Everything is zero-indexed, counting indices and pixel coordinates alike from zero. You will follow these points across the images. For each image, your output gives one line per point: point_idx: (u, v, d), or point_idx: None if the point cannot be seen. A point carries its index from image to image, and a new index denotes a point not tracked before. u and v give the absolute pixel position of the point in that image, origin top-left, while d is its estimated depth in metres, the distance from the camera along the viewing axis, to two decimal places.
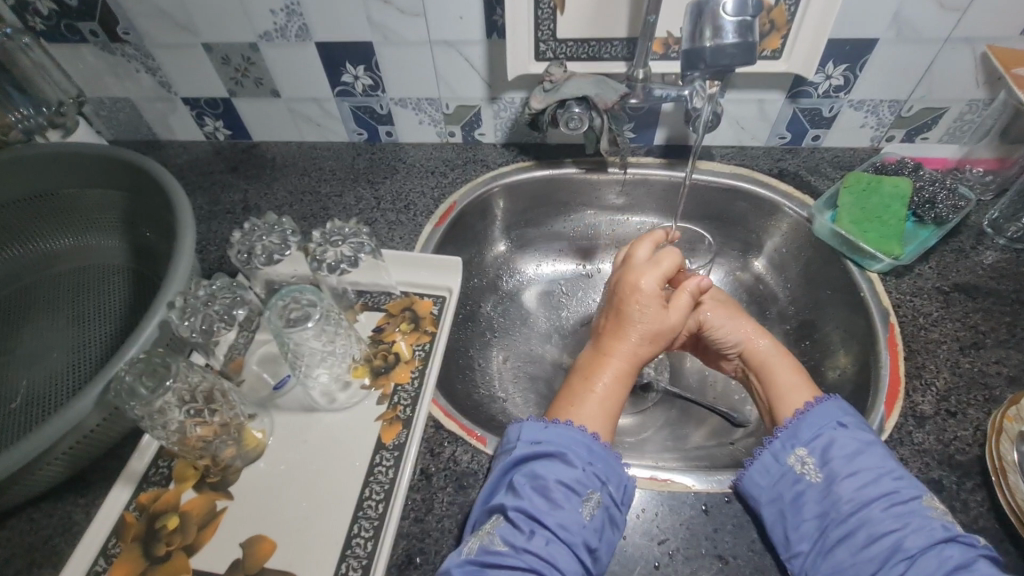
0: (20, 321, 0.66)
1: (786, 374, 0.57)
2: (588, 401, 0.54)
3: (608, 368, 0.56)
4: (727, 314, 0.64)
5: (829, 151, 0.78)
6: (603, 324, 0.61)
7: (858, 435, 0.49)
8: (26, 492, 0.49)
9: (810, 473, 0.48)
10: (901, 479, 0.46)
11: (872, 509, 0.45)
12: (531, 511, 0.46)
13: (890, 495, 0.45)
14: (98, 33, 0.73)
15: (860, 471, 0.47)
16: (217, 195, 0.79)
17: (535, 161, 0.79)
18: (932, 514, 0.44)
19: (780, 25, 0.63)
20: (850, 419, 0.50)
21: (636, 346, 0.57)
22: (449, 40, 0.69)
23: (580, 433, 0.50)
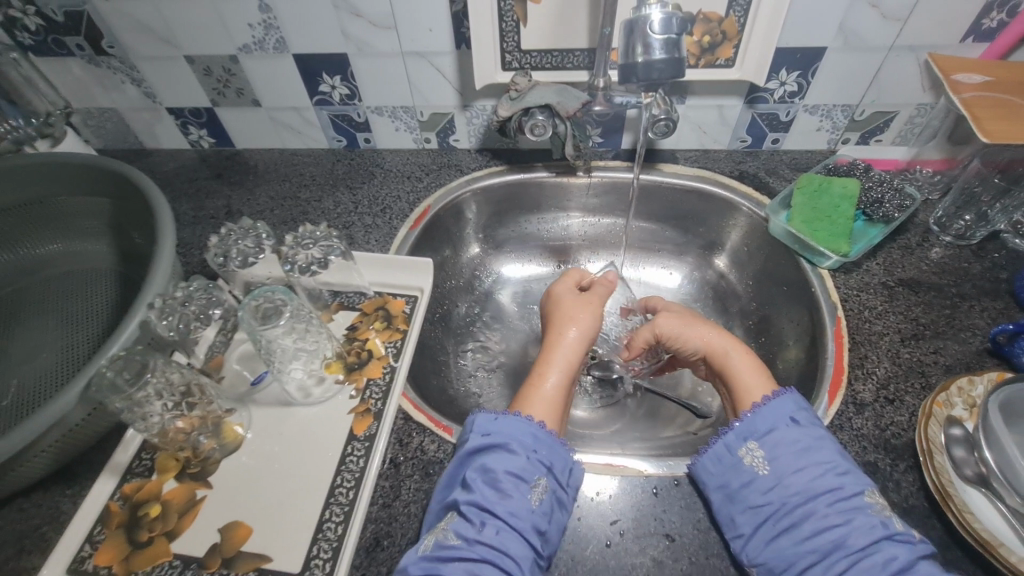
0: (12, 322, 0.69)
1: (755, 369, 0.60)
2: (535, 396, 0.58)
3: (556, 356, 0.63)
4: (686, 321, 0.67)
5: (788, 153, 0.82)
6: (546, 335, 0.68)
7: (804, 429, 0.52)
8: (18, 481, 0.52)
9: (759, 466, 0.51)
10: (845, 476, 0.49)
11: (817, 504, 0.48)
12: (482, 503, 0.48)
13: (834, 491, 0.48)
14: (84, 47, 0.76)
15: (803, 463, 0.50)
16: (202, 200, 0.83)
17: (506, 165, 0.83)
18: (873, 510, 0.47)
19: (731, 35, 0.66)
20: (806, 420, 0.53)
21: (578, 334, 0.65)
22: (421, 51, 0.72)
23: (527, 422, 0.54)
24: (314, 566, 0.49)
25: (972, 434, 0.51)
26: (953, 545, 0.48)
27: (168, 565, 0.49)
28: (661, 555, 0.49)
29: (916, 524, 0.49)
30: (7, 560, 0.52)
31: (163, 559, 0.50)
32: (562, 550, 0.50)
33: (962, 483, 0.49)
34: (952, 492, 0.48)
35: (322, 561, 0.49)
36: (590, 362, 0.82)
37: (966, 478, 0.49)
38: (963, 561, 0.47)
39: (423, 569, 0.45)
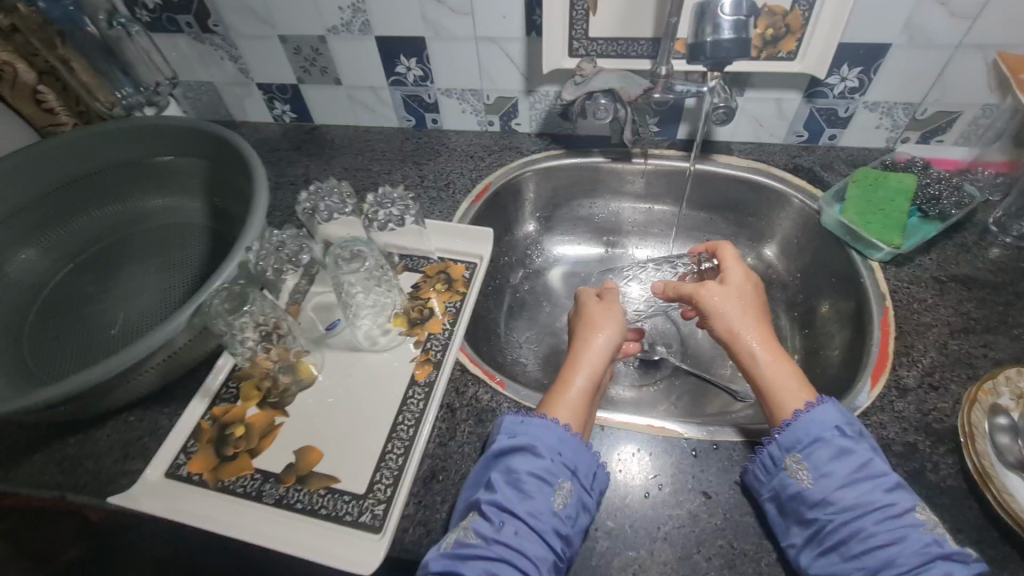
0: (117, 264, 0.77)
1: (795, 372, 0.56)
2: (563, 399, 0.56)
3: (587, 359, 0.60)
4: (729, 300, 0.62)
5: (844, 150, 0.83)
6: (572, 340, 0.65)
7: (851, 439, 0.50)
8: (129, 393, 0.60)
9: (803, 478, 0.49)
10: (897, 490, 0.47)
11: (867, 521, 0.46)
12: (503, 503, 0.49)
13: (884, 508, 0.46)
14: (193, 25, 0.84)
15: (852, 476, 0.48)
16: (283, 169, 0.91)
17: (565, 150, 0.87)
18: (926, 528, 0.45)
19: (795, 29, 0.68)
20: (855, 428, 0.51)
21: (609, 340, 0.62)
22: (493, 37, 0.77)
23: (555, 426, 0.53)
24: (376, 489, 0.54)
25: (1018, 424, 0.52)
26: (990, 526, 0.49)
27: (250, 478, 0.56)
28: (696, 509, 0.53)
29: (953, 503, 0.51)
30: (115, 462, 0.59)
31: (246, 473, 0.57)
32: (602, 497, 0.54)
33: (1002, 468, 0.51)
34: (992, 474, 0.49)
35: (384, 486, 0.54)
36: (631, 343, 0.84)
37: (1009, 463, 0.50)
38: (1000, 542, 0.48)
39: (442, 567, 0.46)
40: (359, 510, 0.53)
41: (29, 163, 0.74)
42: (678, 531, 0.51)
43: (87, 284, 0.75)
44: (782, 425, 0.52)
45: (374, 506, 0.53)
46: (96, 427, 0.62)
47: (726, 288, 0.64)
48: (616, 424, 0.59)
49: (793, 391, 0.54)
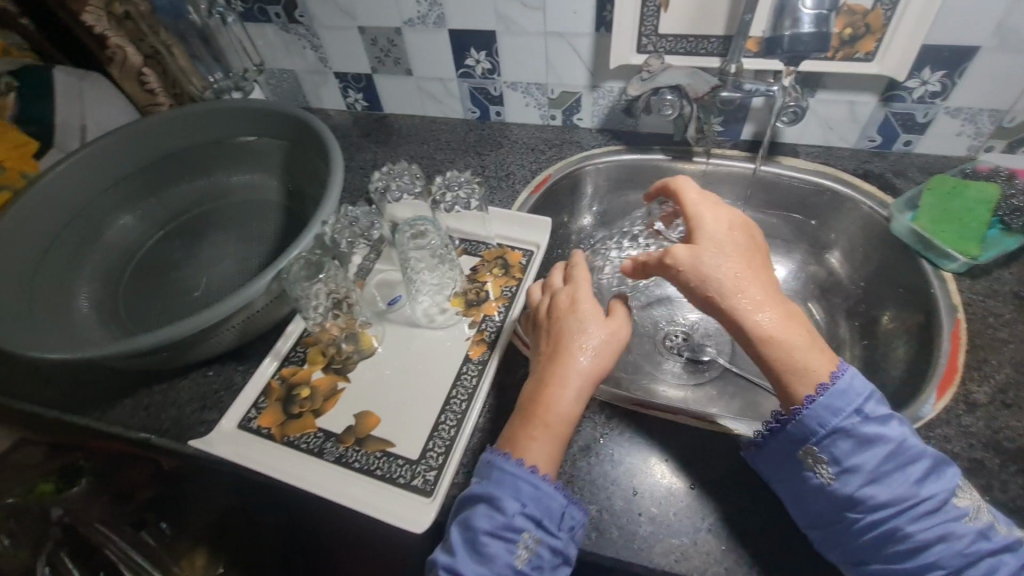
0: (202, 233, 0.84)
1: (803, 341, 0.50)
2: (539, 432, 0.52)
3: (564, 389, 0.53)
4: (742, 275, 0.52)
5: (919, 157, 0.80)
6: (543, 350, 0.57)
7: (873, 428, 0.47)
8: (210, 349, 0.65)
9: (823, 473, 0.48)
10: (930, 478, 0.46)
11: (899, 520, 0.45)
12: (462, 568, 0.47)
13: (918, 504, 0.45)
14: (281, 15, 0.90)
15: (882, 473, 0.46)
16: (353, 154, 0.96)
17: (625, 146, 0.88)
18: (965, 519, 0.45)
19: (875, 28, 0.67)
20: (875, 411, 0.48)
21: (590, 360, 0.54)
22: (562, 32, 0.79)
23: (522, 470, 0.50)
24: (429, 456, 0.57)
25: None
26: None
27: (313, 435, 0.60)
28: (743, 504, 0.52)
29: None
30: (193, 411, 0.65)
31: (309, 430, 0.61)
32: (648, 484, 0.54)
33: None
34: None
35: (436, 453, 0.57)
36: (680, 342, 0.84)
37: None
38: None
39: None
40: (411, 473, 0.56)
41: (130, 137, 0.81)
42: (723, 524, 0.51)
43: (176, 250, 0.82)
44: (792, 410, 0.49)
45: (426, 472, 0.56)
46: (179, 378, 0.68)
47: (709, 250, 0.54)
48: (666, 414, 0.59)
49: (802, 371, 0.49)
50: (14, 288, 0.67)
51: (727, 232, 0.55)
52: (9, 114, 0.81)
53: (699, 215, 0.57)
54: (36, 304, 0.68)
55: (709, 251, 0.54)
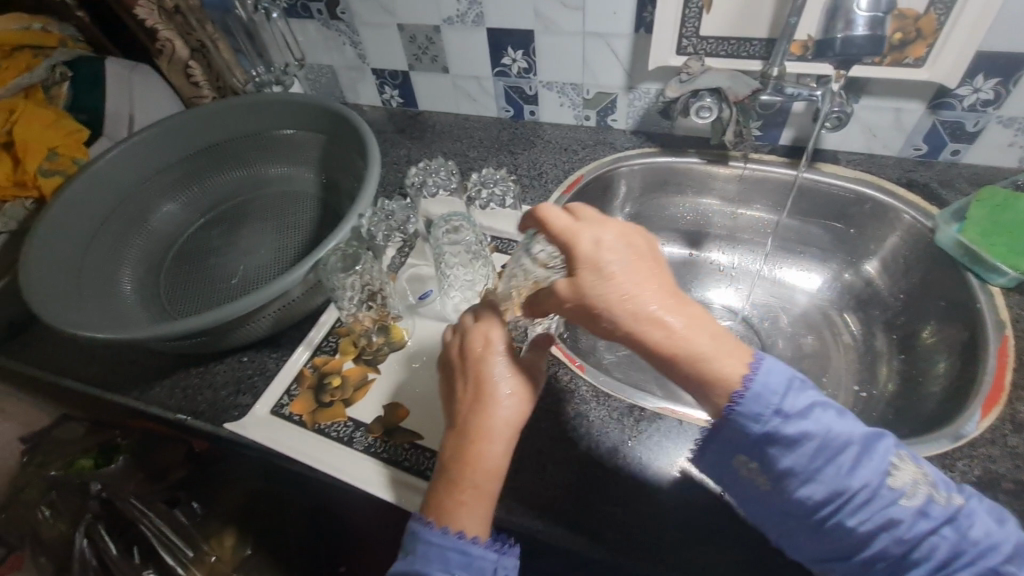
0: (240, 223, 0.86)
1: (714, 342, 0.40)
2: (470, 496, 0.46)
3: (491, 448, 0.46)
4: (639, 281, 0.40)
5: (967, 168, 0.77)
6: (459, 399, 0.49)
7: (796, 425, 0.39)
8: (246, 335, 0.67)
9: (760, 477, 0.42)
10: (865, 461, 0.40)
11: (840, 516, 0.40)
12: None
13: (859, 498, 0.39)
14: (323, 12, 0.92)
15: (812, 470, 0.40)
16: (387, 149, 0.97)
17: (659, 148, 0.87)
18: (905, 501, 0.40)
19: (927, 34, 0.65)
20: (795, 406, 0.40)
21: (512, 413, 0.47)
22: (601, 32, 0.79)
23: (450, 540, 0.45)
24: None
25: None
26: None
27: (343, 424, 0.61)
28: None
29: None
30: (228, 395, 0.66)
31: (340, 419, 0.62)
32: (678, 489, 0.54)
33: None
34: None
35: None
36: None
37: None
38: None
39: None
40: None
41: (174, 126, 0.83)
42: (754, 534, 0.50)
43: (215, 238, 0.85)
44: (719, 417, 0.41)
45: None
46: (215, 363, 0.70)
47: (586, 275, 0.41)
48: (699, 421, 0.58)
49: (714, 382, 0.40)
50: (64, 270, 0.70)
51: (599, 245, 0.42)
52: (63, 103, 0.85)
53: (568, 226, 0.43)
54: (83, 286, 0.71)
55: (587, 280, 0.41)
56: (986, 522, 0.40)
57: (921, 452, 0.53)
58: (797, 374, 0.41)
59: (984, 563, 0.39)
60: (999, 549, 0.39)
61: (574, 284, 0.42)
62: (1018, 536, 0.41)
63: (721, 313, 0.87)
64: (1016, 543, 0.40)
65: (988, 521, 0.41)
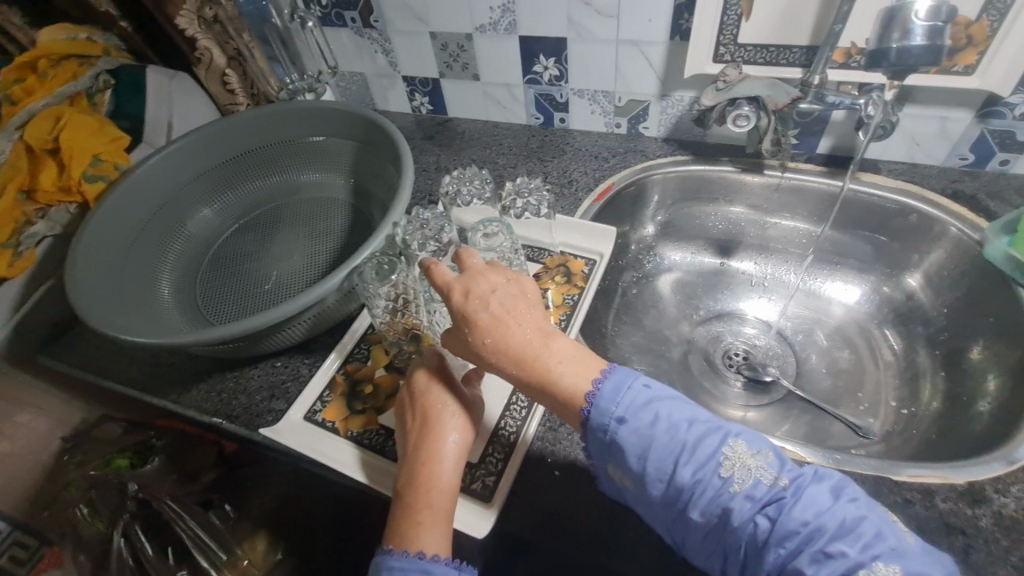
0: (274, 229, 0.87)
1: (562, 366, 0.48)
2: (426, 517, 0.49)
3: (441, 465, 0.51)
4: (508, 317, 0.49)
5: (1017, 178, 0.75)
6: (409, 427, 0.55)
7: (631, 428, 0.46)
8: (281, 341, 0.68)
9: (626, 483, 0.48)
10: (693, 455, 0.45)
11: (689, 513, 0.44)
12: None
13: (695, 490, 0.44)
14: (356, 20, 0.93)
15: (653, 469, 0.45)
16: (417, 156, 0.98)
17: (692, 157, 0.86)
18: (733, 487, 0.43)
19: (978, 41, 0.63)
20: (627, 410, 0.47)
21: (459, 437, 0.52)
22: (636, 40, 0.78)
23: (408, 560, 0.48)
24: (488, 461, 0.57)
25: None
26: None
27: (375, 432, 0.61)
28: None
29: None
30: (262, 400, 0.67)
31: (371, 427, 0.62)
32: None
33: None
34: None
35: (496, 459, 0.57)
36: (741, 361, 0.81)
37: None
38: None
39: None
40: (470, 478, 0.56)
41: (210, 136, 0.85)
42: None
43: (250, 243, 0.86)
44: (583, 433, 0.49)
45: (485, 477, 0.56)
46: (250, 368, 0.70)
47: (461, 323, 0.50)
48: None
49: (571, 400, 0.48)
50: (105, 275, 0.72)
51: (468, 295, 0.50)
52: (105, 110, 0.87)
53: (447, 279, 0.52)
54: (125, 290, 0.73)
55: (463, 327, 0.50)
56: (815, 501, 0.42)
57: (975, 475, 0.51)
58: (645, 383, 0.49)
59: (812, 546, 0.40)
60: (827, 529, 0.41)
61: (455, 328, 0.51)
62: (856, 513, 0.41)
63: (753, 324, 0.85)
64: (851, 522, 0.41)
65: (817, 499, 0.42)
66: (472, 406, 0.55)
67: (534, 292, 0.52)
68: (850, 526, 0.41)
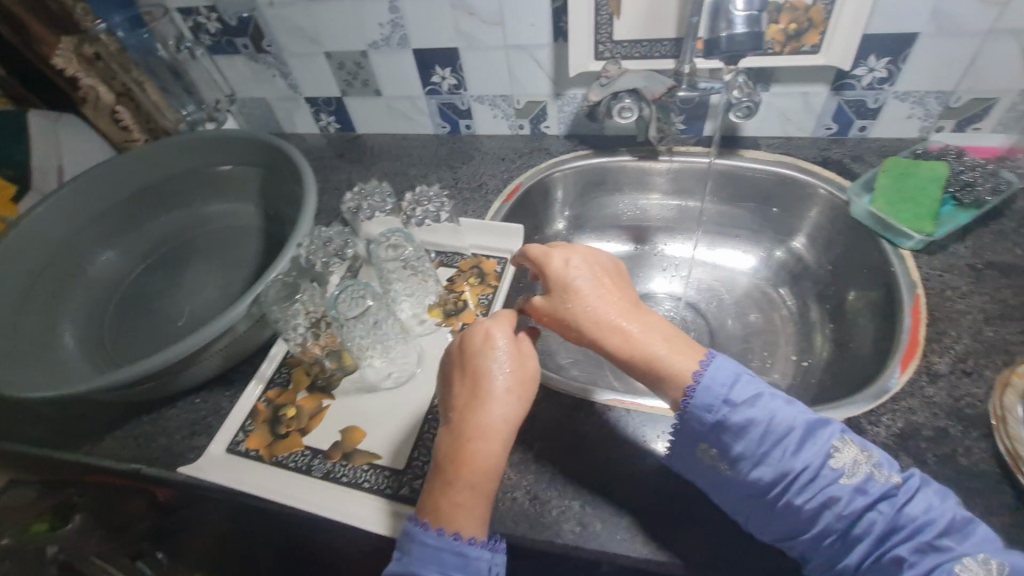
0: (183, 265, 0.85)
1: (663, 344, 0.52)
2: (466, 498, 0.48)
3: (487, 446, 0.49)
4: (604, 289, 0.56)
5: (876, 141, 0.82)
6: (456, 397, 0.53)
7: (741, 413, 0.48)
8: (196, 375, 0.67)
9: (718, 465, 0.49)
10: (805, 447, 0.47)
11: (789, 496, 0.46)
12: None
13: (804, 478, 0.47)
14: (249, 46, 0.92)
15: (758, 453, 0.47)
16: (328, 175, 0.98)
17: (592, 150, 0.90)
18: (845, 480, 0.46)
19: (817, 22, 0.69)
20: (738, 395, 0.49)
21: (505, 414, 0.51)
22: (522, 45, 0.81)
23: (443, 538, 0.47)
24: (415, 464, 0.59)
25: None
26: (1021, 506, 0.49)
27: (300, 453, 0.62)
28: None
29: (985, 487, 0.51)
30: (183, 437, 0.66)
31: (297, 448, 0.62)
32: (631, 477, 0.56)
33: None
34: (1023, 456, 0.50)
35: (422, 461, 0.59)
36: None
37: None
38: None
39: None
40: (398, 483, 0.57)
41: (107, 174, 0.83)
42: (703, 508, 0.53)
43: (159, 281, 0.83)
44: (683, 406, 0.50)
45: (412, 480, 0.58)
46: (167, 407, 0.69)
47: (560, 290, 0.57)
48: (647, 409, 0.60)
49: (670, 376, 0.51)
50: None
51: (568, 266, 0.57)
52: None
53: (544, 253, 0.59)
54: (20, 345, 0.69)
55: (562, 293, 0.56)
56: (926, 499, 0.45)
57: (850, 411, 0.57)
58: (745, 371, 0.51)
59: (920, 538, 0.44)
60: (938, 524, 0.44)
61: (554, 295, 0.57)
62: (963, 514, 0.45)
63: (666, 301, 0.89)
64: (959, 521, 0.45)
65: (928, 499, 0.46)
66: (525, 379, 0.53)
67: (628, 282, 0.59)
68: (960, 524, 0.45)
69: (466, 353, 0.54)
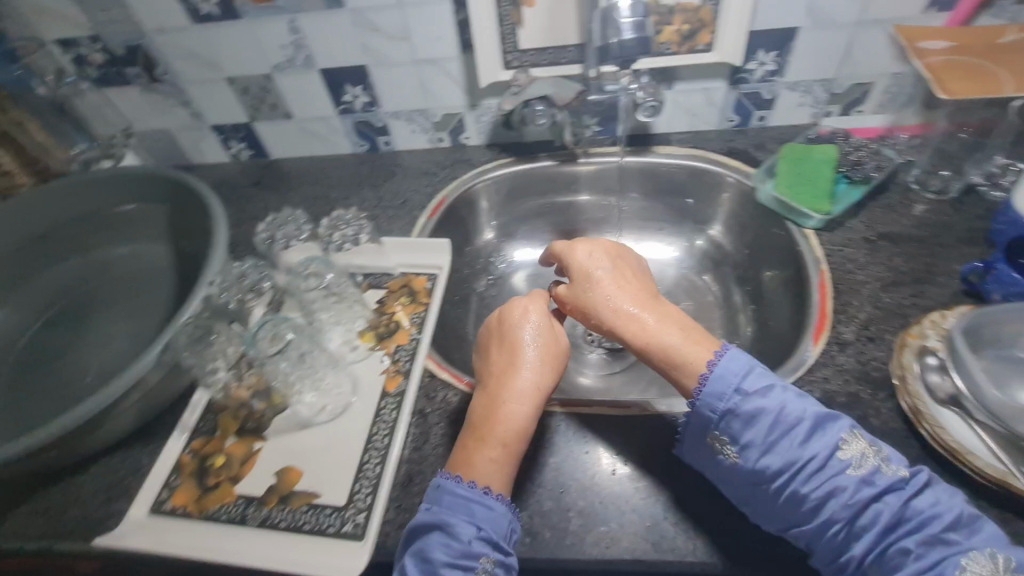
0: (86, 315, 0.78)
1: (676, 334, 0.56)
2: (496, 451, 0.52)
3: (518, 404, 0.54)
4: (623, 283, 0.61)
5: (776, 129, 0.88)
6: (492, 364, 0.58)
7: (754, 402, 0.50)
8: (109, 435, 0.61)
9: (728, 451, 0.50)
10: (814, 438, 0.48)
11: (795, 484, 0.47)
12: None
13: (813, 468, 0.47)
14: (141, 76, 0.87)
15: (768, 440, 0.49)
16: (243, 204, 0.93)
17: (514, 158, 0.91)
18: (853, 470, 0.47)
19: (707, 22, 0.73)
20: (752, 384, 0.50)
21: (534, 379, 0.55)
22: (431, 58, 0.81)
23: (473, 492, 0.50)
24: (357, 498, 0.56)
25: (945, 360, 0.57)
26: (926, 457, 0.54)
27: (233, 503, 0.58)
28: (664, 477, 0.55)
29: (894, 443, 0.55)
30: (100, 504, 0.61)
31: (229, 499, 0.58)
32: (578, 481, 0.56)
33: (937, 406, 0.54)
34: (924, 411, 0.54)
35: (365, 494, 0.57)
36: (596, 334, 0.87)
37: (939, 399, 0.54)
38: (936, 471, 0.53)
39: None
40: (341, 520, 0.55)
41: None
42: (646, 501, 0.54)
43: (59, 335, 0.76)
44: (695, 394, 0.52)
45: (356, 515, 0.55)
46: (78, 474, 0.63)
47: (585, 280, 0.63)
48: (586, 408, 0.61)
49: (685, 364, 0.54)
50: None
51: (591, 258, 0.64)
52: None
53: (571, 250, 0.66)
54: None
55: (585, 283, 0.63)
56: (934, 494, 0.46)
57: None
58: (758, 365, 0.52)
59: (926, 531, 0.45)
60: (943, 519, 0.45)
61: (577, 284, 0.63)
62: (971, 512, 0.46)
63: None
64: (967, 518, 0.45)
65: (936, 494, 0.46)
66: (556, 354, 0.58)
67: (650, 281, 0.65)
68: (968, 519, 0.45)
69: (501, 326, 0.60)
